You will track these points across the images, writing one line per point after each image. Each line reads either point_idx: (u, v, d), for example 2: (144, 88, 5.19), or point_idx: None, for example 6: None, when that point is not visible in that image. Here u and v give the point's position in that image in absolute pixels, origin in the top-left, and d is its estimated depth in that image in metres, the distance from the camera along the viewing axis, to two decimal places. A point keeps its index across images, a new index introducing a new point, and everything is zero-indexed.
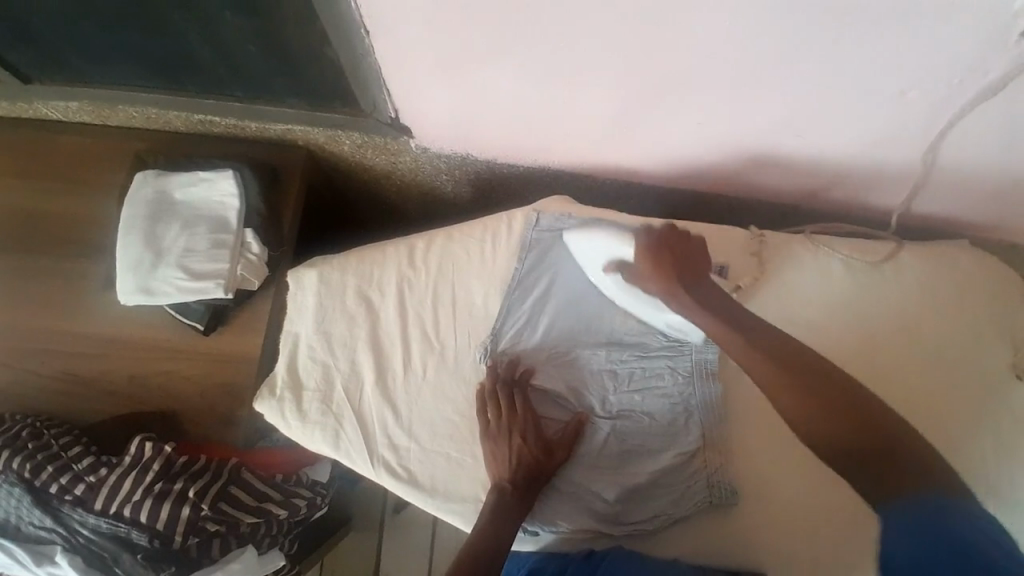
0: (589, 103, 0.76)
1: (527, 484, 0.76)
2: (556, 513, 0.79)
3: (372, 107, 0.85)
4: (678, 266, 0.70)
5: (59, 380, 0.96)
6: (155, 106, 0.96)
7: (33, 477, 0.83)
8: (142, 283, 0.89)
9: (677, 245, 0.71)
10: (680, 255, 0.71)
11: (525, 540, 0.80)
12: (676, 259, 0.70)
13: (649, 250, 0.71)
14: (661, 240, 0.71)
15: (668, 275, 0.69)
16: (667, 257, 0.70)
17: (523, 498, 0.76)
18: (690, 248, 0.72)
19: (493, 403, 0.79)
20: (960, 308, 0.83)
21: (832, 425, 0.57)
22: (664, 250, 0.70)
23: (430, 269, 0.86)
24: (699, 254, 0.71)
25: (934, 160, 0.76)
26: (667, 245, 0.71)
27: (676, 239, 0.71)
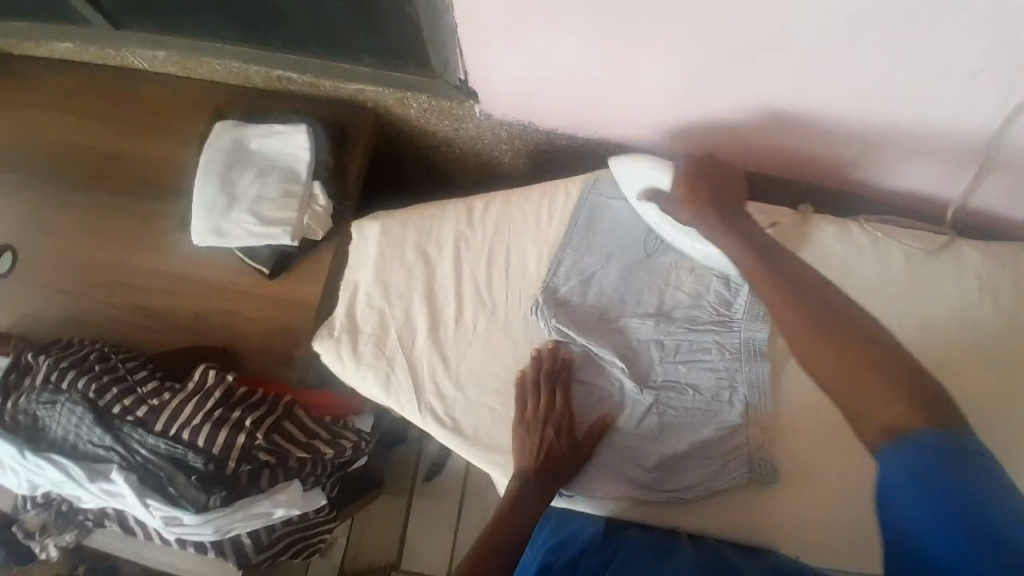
0: (655, 70, 0.78)
1: (550, 475, 0.78)
2: (596, 477, 0.80)
3: (443, 66, 0.89)
4: (709, 188, 0.79)
5: (130, 312, 1.02)
6: (239, 59, 1.02)
7: (97, 397, 0.89)
8: (215, 224, 0.95)
9: (715, 177, 0.80)
10: (713, 187, 0.79)
11: (562, 500, 0.82)
12: (710, 185, 0.79)
13: (684, 177, 0.80)
14: (696, 175, 0.80)
15: (704, 197, 0.78)
16: (702, 181, 0.79)
17: (547, 487, 0.78)
18: (723, 183, 0.80)
19: (534, 391, 0.80)
20: (1022, 308, 0.82)
21: (852, 371, 0.58)
22: (699, 179, 0.79)
23: (487, 227, 0.89)
24: (735, 189, 0.80)
25: (1003, 149, 0.76)
26: (703, 175, 0.80)
27: (716, 168, 0.81)
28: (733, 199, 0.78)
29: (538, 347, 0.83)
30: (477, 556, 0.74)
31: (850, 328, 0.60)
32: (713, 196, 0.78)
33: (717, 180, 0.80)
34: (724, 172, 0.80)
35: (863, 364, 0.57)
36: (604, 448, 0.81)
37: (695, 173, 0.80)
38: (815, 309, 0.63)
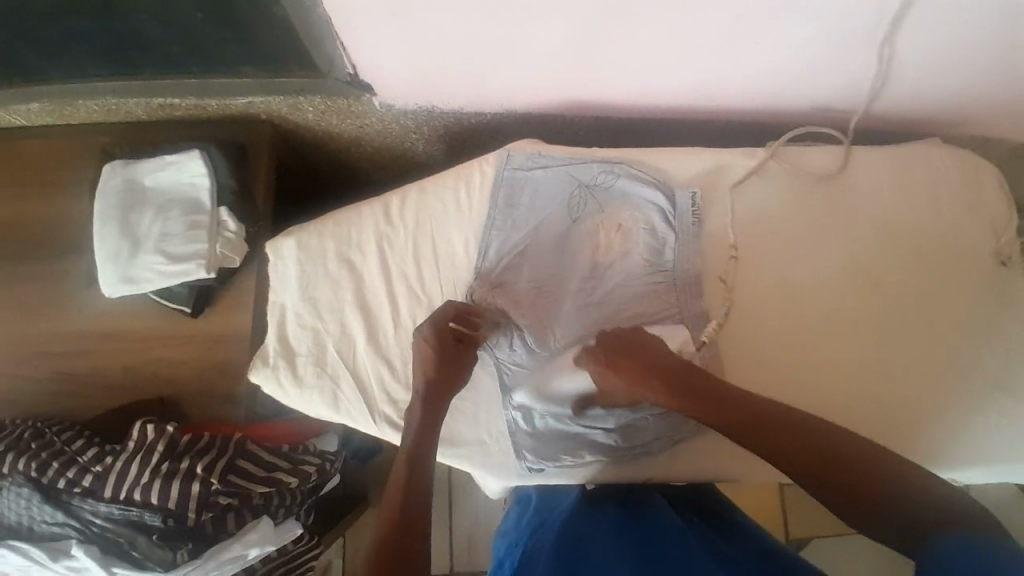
0: (548, 37, 0.75)
1: (443, 402, 0.75)
2: (558, 443, 0.81)
3: (328, 64, 0.83)
4: (634, 368, 0.70)
5: (55, 381, 0.96)
6: (113, 95, 0.95)
7: (40, 474, 0.83)
8: (124, 273, 0.90)
9: (627, 347, 0.72)
10: (637, 354, 0.71)
11: (534, 477, 0.82)
12: (631, 360, 0.71)
13: (599, 360, 0.72)
14: (613, 345, 0.72)
15: (637, 379, 0.70)
16: (626, 362, 0.71)
17: (437, 414, 0.75)
18: (642, 346, 0.72)
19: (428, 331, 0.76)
20: (936, 203, 0.83)
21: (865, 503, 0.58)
22: (617, 359, 0.71)
23: (408, 223, 0.86)
24: (656, 348, 0.72)
25: (896, 55, 0.76)
26: (616, 349, 0.72)
27: (628, 337, 0.73)
28: (657, 353, 0.71)
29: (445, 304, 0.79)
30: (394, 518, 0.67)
31: (781, 430, 0.63)
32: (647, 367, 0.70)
33: (635, 346, 0.72)
34: (637, 338, 0.73)
35: (812, 466, 0.60)
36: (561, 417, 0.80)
37: (614, 349, 0.72)
38: (761, 427, 0.64)
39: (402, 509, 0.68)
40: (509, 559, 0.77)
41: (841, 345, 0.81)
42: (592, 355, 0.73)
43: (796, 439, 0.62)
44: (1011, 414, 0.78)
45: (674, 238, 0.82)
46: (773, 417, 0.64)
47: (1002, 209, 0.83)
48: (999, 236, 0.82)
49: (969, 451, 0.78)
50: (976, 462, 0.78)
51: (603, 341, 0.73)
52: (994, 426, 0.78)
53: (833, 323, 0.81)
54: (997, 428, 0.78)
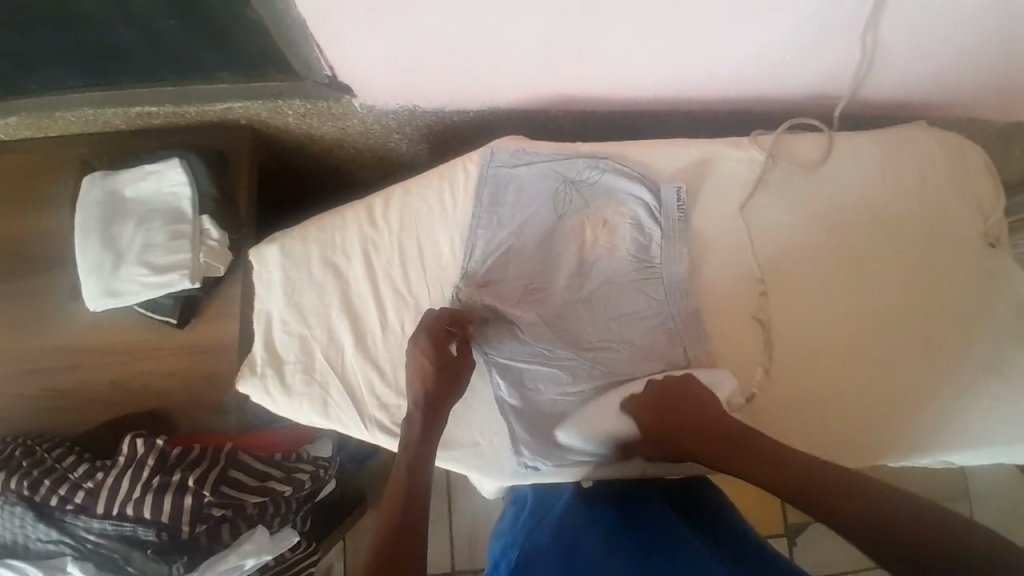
0: (525, 31, 0.74)
1: (439, 409, 0.74)
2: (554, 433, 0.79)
3: (305, 67, 0.82)
4: (678, 416, 0.74)
5: (43, 397, 0.95)
6: (89, 106, 0.93)
7: (32, 493, 0.83)
8: (107, 286, 0.88)
9: (673, 397, 0.75)
10: (678, 406, 0.74)
11: (529, 476, 0.81)
12: (675, 409, 0.74)
13: (643, 410, 0.75)
14: (656, 397, 0.75)
15: (678, 430, 0.73)
16: (667, 413, 0.74)
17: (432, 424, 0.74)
18: (689, 397, 0.75)
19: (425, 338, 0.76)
20: (923, 187, 0.83)
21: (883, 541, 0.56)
22: (655, 407, 0.75)
23: (392, 226, 0.85)
24: (700, 399, 0.74)
25: (879, 39, 0.75)
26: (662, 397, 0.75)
27: (672, 385, 0.76)
28: (700, 405, 0.74)
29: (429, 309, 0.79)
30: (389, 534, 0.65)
31: (811, 477, 0.63)
32: (688, 419, 0.73)
33: (678, 397, 0.75)
34: (681, 388, 0.75)
35: (833, 503, 0.60)
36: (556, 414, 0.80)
37: (656, 400, 0.75)
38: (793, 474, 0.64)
39: (400, 515, 0.66)
40: (504, 561, 0.76)
41: (832, 333, 0.80)
42: (636, 406, 0.76)
43: (820, 480, 0.63)
44: (1005, 396, 0.77)
45: (660, 232, 0.82)
46: (799, 464, 0.65)
47: (989, 191, 0.83)
48: (987, 218, 0.82)
49: (962, 435, 0.78)
50: (971, 446, 0.77)
51: (647, 392, 0.76)
52: (988, 408, 0.78)
53: (825, 310, 0.81)
54: (992, 411, 0.78)
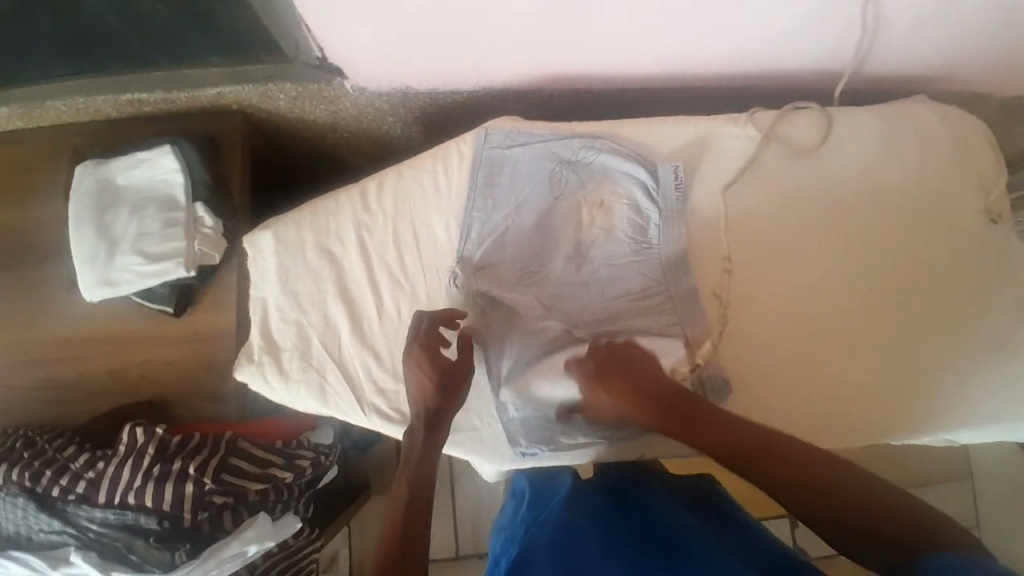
0: (519, 8, 0.72)
1: (441, 420, 0.74)
2: (549, 418, 0.79)
3: (294, 49, 0.80)
4: (626, 386, 0.73)
5: (43, 388, 0.95)
6: (79, 94, 0.92)
7: (34, 484, 0.83)
8: (102, 276, 0.88)
9: (620, 366, 0.74)
10: (625, 373, 0.73)
11: (528, 461, 0.82)
12: (626, 381, 0.73)
13: (588, 376, 0.74)
14: (602, 363, 0.74)
15: (624, 397, 0.72)
16: (612, 380, 0.73)
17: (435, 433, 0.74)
18: (634, 364, 0.74)
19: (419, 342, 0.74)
20: (926, 161, 0.81)
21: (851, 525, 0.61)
22: (604, 374, 0.74)
23: (387, 210, 0.84)
24: (647, 368, 0.73)
25: (883, 11, 0.72)
26: (610, 367, 0.74)
27: (622, 355, 0.74)
28: (649, 373, 0.73)
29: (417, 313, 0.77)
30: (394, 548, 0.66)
31: (776, 457, 0.65)
32: (637, 388, 0.72)
33: (625, 366, 0.74)
34: (627, 355, 0.74)
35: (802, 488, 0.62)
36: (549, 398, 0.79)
37: (603, 365, 0.74)
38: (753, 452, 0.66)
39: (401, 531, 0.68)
40: (504, 556, 0.77)
41: (833, 312, 0.79)
42: (578, 371, 0.75)
43: (788, 459, 0.64)
44: (1009, 372, 0.77)
45: (658, 212, 0.80)
46: (761, 440, 0.66)
47: (993, 163, 0.81)
48: (990, 192, 0.81)
49: (965, 412, 0.77)
50: (973, 424, 0.77)
51: (589, 359, 0.75)
52: (991, 385, 0.77)
53: (825, 291, 0.79)
54: (994, 388, 0.77)
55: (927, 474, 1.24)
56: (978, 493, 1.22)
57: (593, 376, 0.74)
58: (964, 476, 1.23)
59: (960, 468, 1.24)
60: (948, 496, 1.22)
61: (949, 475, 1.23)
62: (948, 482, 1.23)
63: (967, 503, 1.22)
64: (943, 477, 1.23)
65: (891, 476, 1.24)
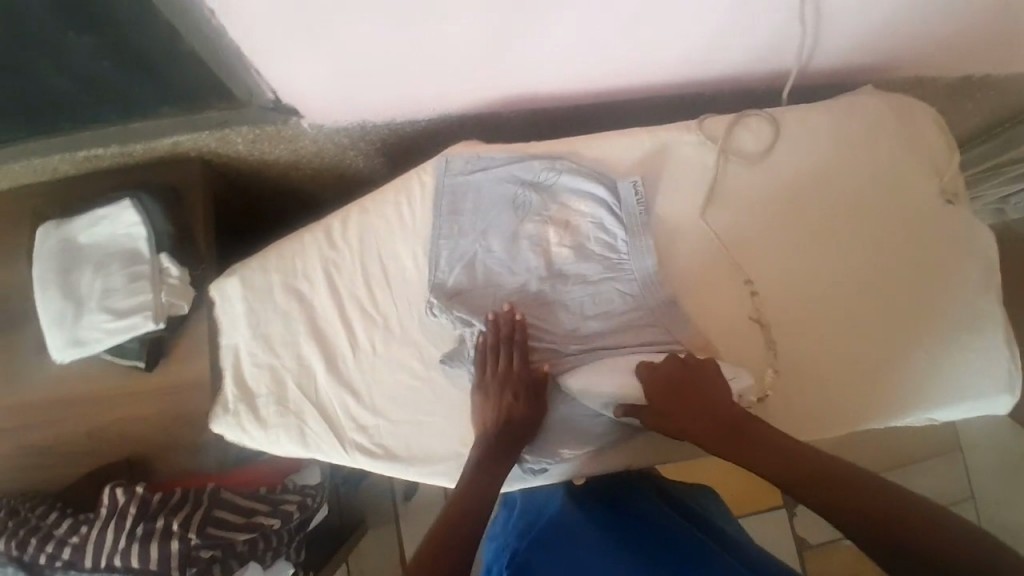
0: (464, 36, 0.72)
1: (515, 448, 0.75)
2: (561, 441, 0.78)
3: (247, 94, 0.80)
4: (686, 399, 0.71)
5: (18, 456, 0.93)
6: (33, 155, 0.91)
7: (20, 552, 0.81)
8: (70, 336, 0.87)
9: (683, 378, 0.72)
10: (688, 388, 0.71)
11: (536, 477, 0.80)
12: (687, 394, 0.71)
13: (650, 387, 0.72)
14: (662, 377, 0.72)
15: (684, 410, 0.71)
16: (674, 393, 0.71)
17: (509, 453, 0.74)
18: (695, 378, 0.72)
19: (492, 365, 0.76)
20: (879, 150, 0.82)
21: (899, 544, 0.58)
22: (666, 386, 0.71)
23: (353, 245, 0.84)
24: (715, 385, 0.72)
25: (821, 9, 0.74)
26: (670, 378, 0.72)
27: (693, 367, 0.72)
28: (715, 390, 0.71)
29: (445, 355, 0.80)
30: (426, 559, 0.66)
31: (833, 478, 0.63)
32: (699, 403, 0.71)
33: (688, 381, 0.72)
34: (692, 372, 0.72)
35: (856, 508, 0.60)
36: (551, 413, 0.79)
37: (663, 379, 0.72)
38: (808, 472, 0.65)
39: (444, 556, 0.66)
40: (497, 565, 0.76)
41: (804, 307, 0.80)
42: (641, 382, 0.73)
43: (843, 481, 0.63)
44: (981, 349, 0.77)
45: (623, 227, 0.80)
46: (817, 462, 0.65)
47: (943, 146, 0.83)
48: (943, 174, 0.82)
49: (946, 392, 0.77)
50: (953, 403, 0.77)
51: (649, 373, 0.73)
52: (967, 363, 0.77)
53: (795, 284, 0.80)
54: (970, 365, 0.77)
55: (917, 453, 1.24)
56: (969, 467, 1.23)
57: (654, 387, 0.72)
58: (954, 451, 1.24)
59: (950, 445, 1.25)
60: (940, 473, 1.23)
61: (940, 452, 1.24)
62: (941, 460, 1.24)
63: (958, 478, 1.23)
64: (935, 454, 1.24)
65: (882, 459, 1.24)
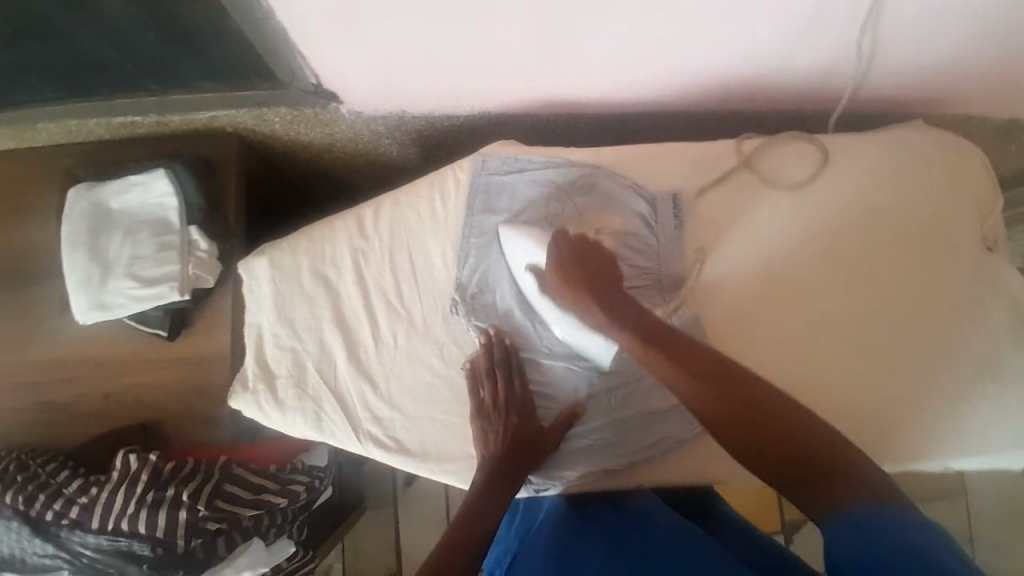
0: (510, 37, 0.72)
1: (521, 472, 0.75)
2: (574, 463, 0.79)
3: (290, 76, 0.80)
4: (586, 279, 0.71)
5: (35, 411, 0.94)
6: (71, 116, 0.92)
7: (28, 507, 0.82)
8: (96, 298, 0.87)
9: (589, 258, 0.73)
10: (590, 271, 0.72)
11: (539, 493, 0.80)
12: (587, 275, 0.72)
13: (558, 266, 0.72)
14: (568, 256, 0.72)
15: (584, 291, 0.71)
16: (576, 275, 0.71)
17: (517, 470, 0.75)
18: (600, 258, 0.73)
19: (492, 390, 0.77)
20: (918, 190, 0.82)
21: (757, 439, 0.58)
22: (572, 265, 0.72)
23: (383, 236, 0.84)
24: (612, 272, 0.73)
25: (871, 42, 0.73)
26: (578, 257, 0.72)
27: (593, 251, 0.73)
28: (610, 277, 0.72)
29: (465, 362, 0.80)
30: (434, 563, 0.66)
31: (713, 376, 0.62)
32: (596, 287, 0.71)
33: (589, 262, 0.72)
34: (597, 256, 0.73)
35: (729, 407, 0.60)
36: (568, 442, 0.79)
37: (567, 257, 0.72)
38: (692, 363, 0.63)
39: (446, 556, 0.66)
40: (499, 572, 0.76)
41: (826, 340, 0.79)
42: (552, 254, 0.73)
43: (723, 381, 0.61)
44: (1002, 401, 0.77)
45: (656, 239, 0.81)
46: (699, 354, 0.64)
47: (987, 191, 0.82)
48: (984, 221, 0.81)
49: (964, 443, 0.76)
50: (968, 453, 0.76)
51: (558, 248, 0.73)
52: (987, 415, 0.77)
53: (823, 321, 0.80)
54: (989, 417, 0.77)
55: (921, 493, 1.24)
56: (972, 512, 1.23)
57: (557, 266, 0.72)
58: (959, 495, 1.23)
59: (955, 488, 1.24)
60: (942, 515, 1.23)
61: (944, 494, 1.24)
62: (945, 501, 1.23)
63: (960, 522, 1.22)
64: (941, 495, 1.23)
65: None
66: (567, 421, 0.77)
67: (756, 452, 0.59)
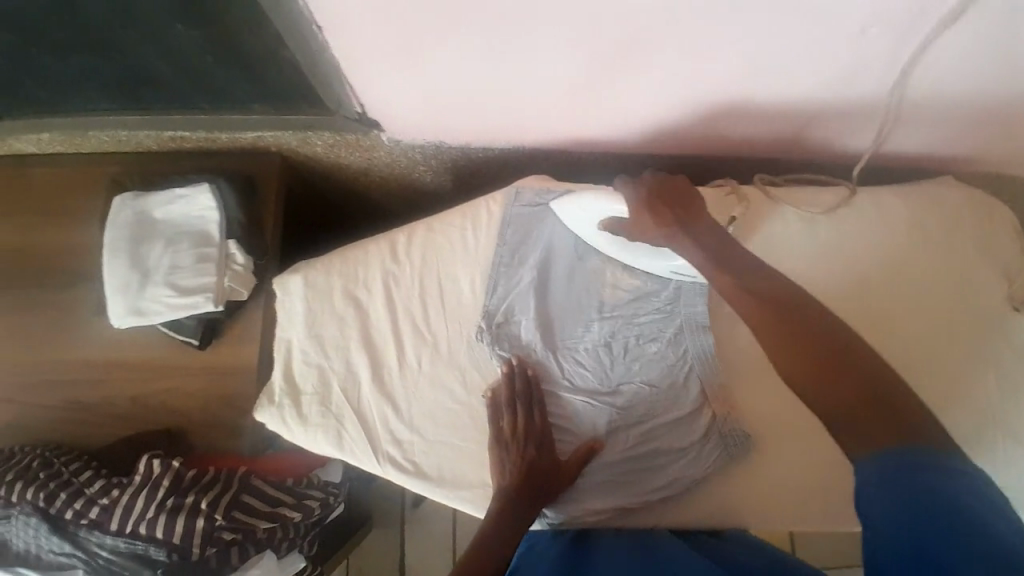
0: (553, 78, 0.75)
1: (536, 505, 0.76)
2: (588, 499, 0.79)
3: (336, 103, 0.84)
4: (671, 208, 0.72)
5: (63, 410, 0.97)
6: (124, 127, 0.96)
7: (47, 505, 0.84)
8: (133, 304, 0.90)
9: (674, 192, 0.73)
10: (674, 202, 0.73)
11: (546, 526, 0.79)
12: (672, 204, 0.72)
13: (644, 194, 0.73)
14: (656, 189, 0.73)
15: (669, 220, 0.71)
16: (660, 203, 0.72)
17: (532, 502, 0.76)
18: (686, 195, 0.73)
19: (511, 420, 0.78)
20: (945, 247, 0.82)
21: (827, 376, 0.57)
22: (659, 196, 0.73)
23: (415, 262, 0.86)
24: (698, 205, 0.73)
25: (902, 100, 0.75)
26: (662, 190, 0.73)
27: (678, 186, 0.74)
28: (696, 208, 0.73)
29: (486, 390, 0.81)
30: None
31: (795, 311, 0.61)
32: (679, 215, 0.72)
33: (672, 194, 0.73)
34: (683, 191, 0.73)
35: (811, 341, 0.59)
36: (585, 475, 0.79)
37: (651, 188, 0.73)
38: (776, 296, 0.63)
39: None
40: None
41: None
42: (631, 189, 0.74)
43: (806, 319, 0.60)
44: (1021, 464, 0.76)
45: None
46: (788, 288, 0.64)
47: (1013, 253, 0.82)
48: (1011, 281, 0.81)
49: None
50: None
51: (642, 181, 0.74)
52: (1004, 474, 0.76)
53: None
54: (1006, 478, 0.76)
55: None
56: None
57: (641, 196, 0.73)
58: None
59: None
60: None
61: None
62: None
63: None
64: None
65: None
66: (585, 455, 0.78)
67: (821, 389, 0.57)
